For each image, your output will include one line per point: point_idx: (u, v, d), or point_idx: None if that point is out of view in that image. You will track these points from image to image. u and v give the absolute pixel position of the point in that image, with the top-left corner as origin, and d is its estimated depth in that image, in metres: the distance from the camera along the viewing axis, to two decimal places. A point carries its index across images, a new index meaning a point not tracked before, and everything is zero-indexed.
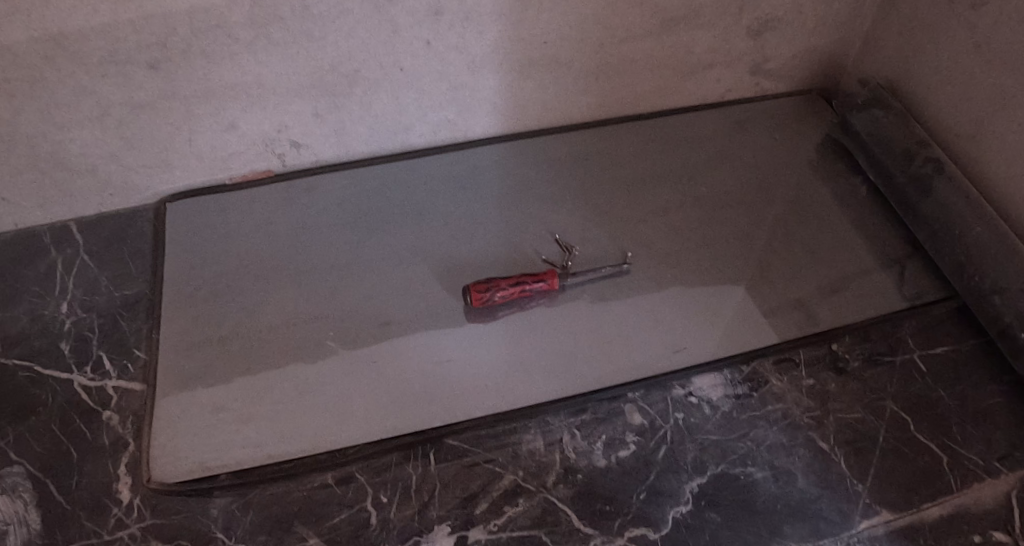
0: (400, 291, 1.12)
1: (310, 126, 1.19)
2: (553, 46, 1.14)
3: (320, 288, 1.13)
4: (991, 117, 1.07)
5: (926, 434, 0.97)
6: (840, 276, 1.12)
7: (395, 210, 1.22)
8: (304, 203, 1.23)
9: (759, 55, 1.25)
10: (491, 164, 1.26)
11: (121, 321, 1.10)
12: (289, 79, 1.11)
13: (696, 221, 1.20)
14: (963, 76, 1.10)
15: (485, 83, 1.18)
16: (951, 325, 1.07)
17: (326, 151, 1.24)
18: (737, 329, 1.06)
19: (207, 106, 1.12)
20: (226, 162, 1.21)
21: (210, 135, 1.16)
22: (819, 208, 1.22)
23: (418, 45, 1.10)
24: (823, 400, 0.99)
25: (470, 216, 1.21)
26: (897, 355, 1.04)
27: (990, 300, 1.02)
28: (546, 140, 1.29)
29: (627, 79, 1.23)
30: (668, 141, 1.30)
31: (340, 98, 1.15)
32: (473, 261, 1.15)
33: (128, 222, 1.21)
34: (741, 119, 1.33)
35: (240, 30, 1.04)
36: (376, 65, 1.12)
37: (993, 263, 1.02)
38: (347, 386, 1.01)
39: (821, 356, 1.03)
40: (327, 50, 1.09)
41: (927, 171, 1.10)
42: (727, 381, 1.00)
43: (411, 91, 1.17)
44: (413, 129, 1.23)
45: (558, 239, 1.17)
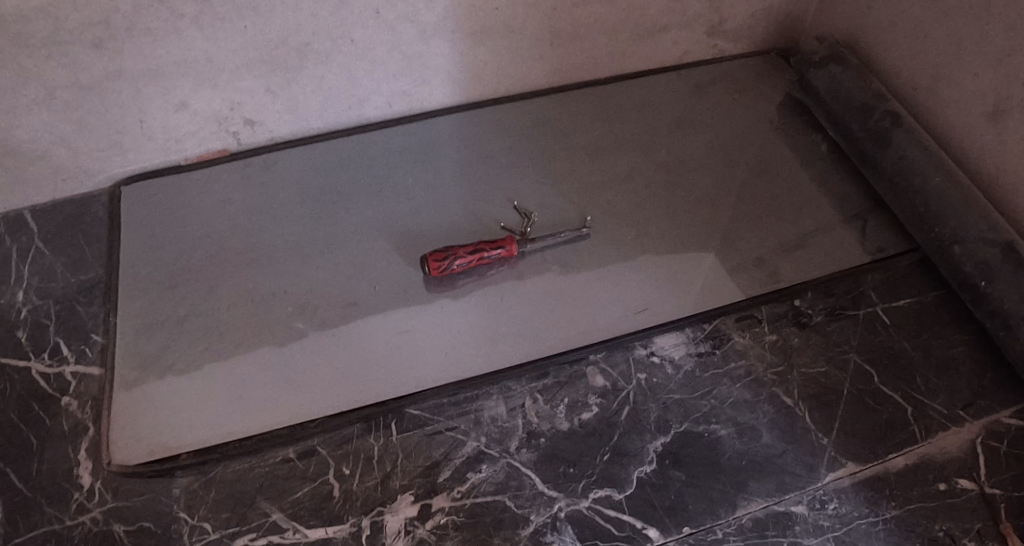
0: (361, 265, 1.11)
1: (263, 102, 1.17)
2: (506, 12, 1.13)
3: (279, 265, 1.11)
4: (946, 67, 1.06)
5: (890, 385, 0.98)
6: (802, 232, 1.12)
7: (354, 184, 1.20)
8: (261, 181, 1.21)
9: (715, 16, 1.24)
10: (449, 135, 1.25)
11: (78, 307, 1.08)
12: (238, 55, 1.09)
13: (658, 184, 1.20)
14: (917, 27, 1.09)
15: (439, 53, 1.16)
16: (912, 277, 1.07)
17: (282, 128, 1.22)
18: (699, 289, 1.05)
19: (157, 85, 1.10)
20: (180, 142, 1.19)
21: (161, 115, 1.14)
22: (781, 166, 1.21)
23: (368, 16, 1.09)
24: (786, 355, 0.99)
25: (430, 188, 1.20)
26: (860, 309, 1.03)
27: (951, 250, 1.01)
28: (505, 108, 1.28)
29: (583, 45, 1.22)
30: (628, 105, 1.29)
31: (291, 73, 1.14)
32: (434, 232, 1.14)
33: (83, 208, 1.19)
34: (700, 81, 1.31)
35: (184, 5, 1.02)
36: (326, 38, 1.10)
37: (953, 214, 1.02)
38: (307, 361, 1.00)
39: (784, 312, 1.03)
40: (274, 24, 1.07)
41: (885, 124, 1.10)
42: (690, 340, 1.00)
43: (364, 64, 1.15)
44: (368, 102, 1.22)
45: (517, 206, 1.16)
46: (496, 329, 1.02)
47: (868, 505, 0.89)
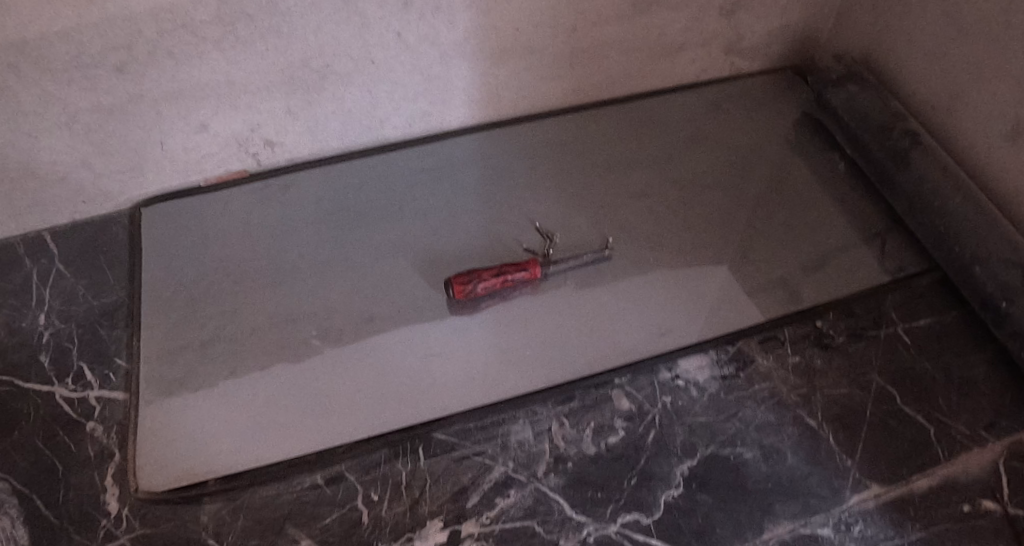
0: (382, 287, 1.11)
1: (283, 124, 1.17)
2: (526, 33, 1.13)
3: (301, 286, 1.12)
4: (965, 88, 1.07)
5: (912, 406, 0.98)
6: (822, 252, 1.12)
7: (374, 205, 1.21)
8: (280, 203, 1.21)
9: (732, 35, 1.24)
10: (467, 155, 1.25)
11: (100, 330, 1.08)
12: (260, 77, 1.10)
13: (676, 204, 1.20)
14: (936, 47, 1.10)
15: (458, 74, 1.17)
16: (932, 297, 1.08)
17: (301, 149, 1.22)
18: (721, 310, 1.06)
19: (178, 108, 1.10)
20: (200, 163, 1.19)
21: (182, 137, 1.14)
22: (798, 185, 1.22)
23: (389, 38, 1.09)
24: (809, 377, 0.99)
25: (449, 207, 1.20)
26: (881, 329, 1.04)
27: (972, 271, 1.02)
28: (522, 127, 1.28)
29: (601, 64, 1.22)
30: (645, 124, 1.29)
31: (312, 95, 1.14)
32: (454, 253, 1.14)
33: (104, 230, 1.19)
34: (716, 99, 1.32)
35: (207, 29, 1.02)
36: (347, 60, 1.10)
37: (973, 235, 1.03)
38: (328, 386, 1.01)
39: (806, 333, 1.03)
40: (296, 46, 1.07)
41: (904, 144, 1.10)
42: (713, 362, 1.00)
43: (384, 85, 1.15)
44: (387, 122, 1.22)
45: (538, 227, 1.17)
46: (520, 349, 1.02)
47: (893, 527, 0.89)
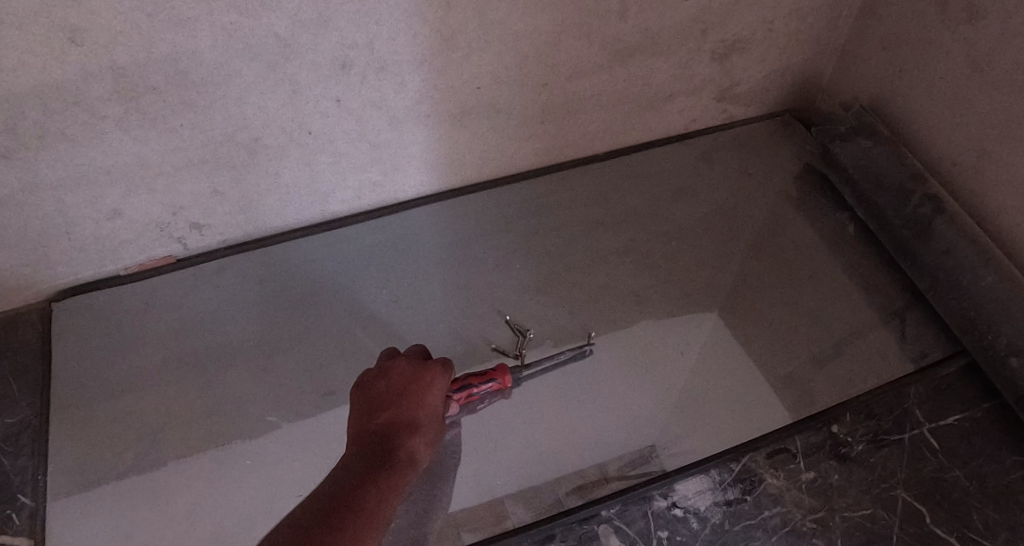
0: (335, 373, 1.03)
1: (211, 204, 1.01)
2: (489, 92, 0.99)
3: (243, 372, 1.02)
4: (995, 147, 0.92)
5: (945, 526, 0.84)
6: (833, 338, 1.00)
7: (328, 284, 1.10)
8: (220, 289, 1.08)
9: (726, 80, 1.11)
10: (430, 229, 1.13)
11: (2, 460, 0.93)
12: (178, 155, 0.94)
13: (664, 281, 1.08)
14: (961, 98, 0.95)
15: (413, 139, 1.02)
16: (961, 388, 0.94)
17: (237, 230, 1.07)
18: (722, 419, 0.94)
19: (83, 194, 0.94)
20: (118, 251, 1.03)
21: (92, 226, 0.98)
22: (804, 253, 1.09)
23: (327, 105, 0.94)
24: (826, 497, 0.86)
25: (412, 292, 1.09)
26: (906, 433, 0.91)
27: (1008, 362, 0.88)
28: (490, 195, 1.15)
29: (582, 119, 1.09)
30: (629, 181, 1.17)
31: (242, 171, 0.98)
32: (418, 346, 1.03)
33: (7, 331, 1.03)
34: (707, 151, 1.19)
35: (105, 106, 0.86)
36: (280, 131, 0.95)
37: (1008, 320, 0.89)
38: (278, 488, 0.94)
39: (821, 442, 0.90)
40: (216, 120, 0.92)
41: (926, 211, 0.97)
42: (716, 485, 0.87)
43: (327, 156, 1.00)
44: (333, 196, 1.07)
45: (509, 321, 1.04)
46: (491, 439, 0.91)
47: None
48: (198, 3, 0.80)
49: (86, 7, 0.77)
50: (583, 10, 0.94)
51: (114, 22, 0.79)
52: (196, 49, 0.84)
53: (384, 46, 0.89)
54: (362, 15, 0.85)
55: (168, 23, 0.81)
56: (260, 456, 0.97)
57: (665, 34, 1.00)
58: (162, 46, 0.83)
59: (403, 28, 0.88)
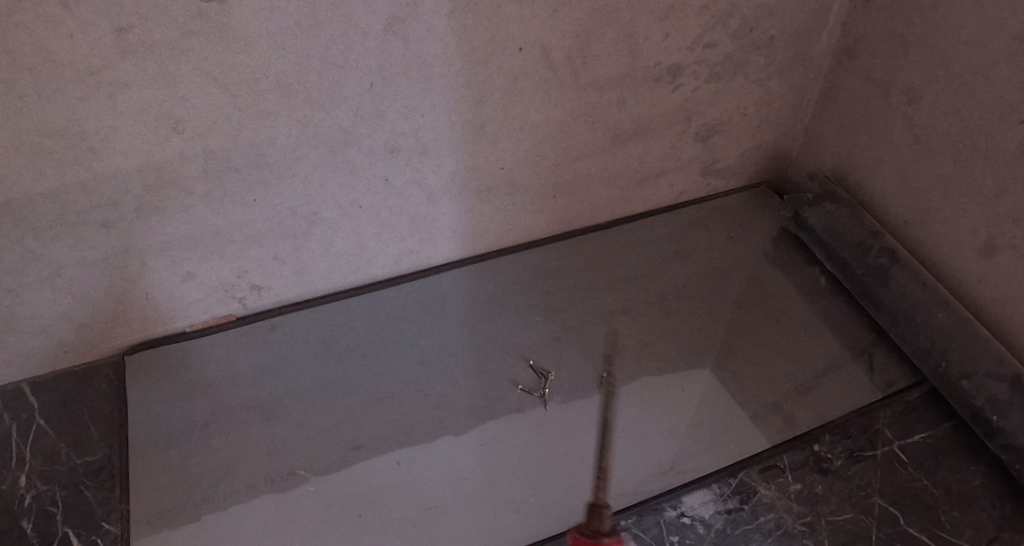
0: (365, 428, 1.13)
1: (271, 268, 1.18)
2: (510, 171, 1.19)
3: (282, 425, 1.13)
4: (938, 206, 1.11)
5: (917, 526, 0.97)
6: (812, 372, 1.16)
7: (362, 344, 1.23)
8: (268, 346, 1.22)
9: (708, 158, 1.32)
10: (456, 289, 1.29)
11: (86, 492, 1.04)
12: (248, 224, 1.11)
13: (663, 329, 1.24)
14: (904, 167, 1.15)
15: (446, 212, 1.21)
16: (924, 411, 1.09)
17: (290, 291, 1.24)
18: (720, 441, 1.07)
19: (164, 259, 1.10)
20: (186, 310, 1.19)
21: (167, 287, 1.14)
22: (782, 303, 1.26)
23: (376, 183, 1.13)
24: (813, 504, 0.99)
25: (437, 355, 1.21)
26: (878, 449, 1.05)
27: (960, 385, 1.04)
28: (508, 259, 1.33)
29: (582, 193, 1.28)
30: (626, 245, 1.35)
31: (299, 240, 1.16)
32: (443, 401, 1.16)
33: (84, 380, 1.16)
34: (693, 219, 1.38)
35: (194, 184, 1.03)
36: (335, 206, 1.13)
37: (958, 349, 1.05)
38: (335, 512, 1.04)
39: (804, 459, 1.04)
40: (283, 196, 1.09)
41: (884, 261, 1.15)
42: (717, 496, 1.01)
43: (373, 227, 1.18)
44: (375, 261, 1.25)
45: (533, 365, 1.19)
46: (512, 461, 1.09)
47: None
48: (281, 100, 0.99)
49: (190, 103, 0.96)
50: (589, 104, 1.15)
51: (211, 114, 0.98)
52: (274, 137, 1.03)
53: (427, 134, 1.09)
54: (410, 109, 1.06)
55: (254, 116, 1.00)
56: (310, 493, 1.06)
57: (656, 121, 1.21)
58: (247, 134, 1.01)
59: (443, 120, 1.09)
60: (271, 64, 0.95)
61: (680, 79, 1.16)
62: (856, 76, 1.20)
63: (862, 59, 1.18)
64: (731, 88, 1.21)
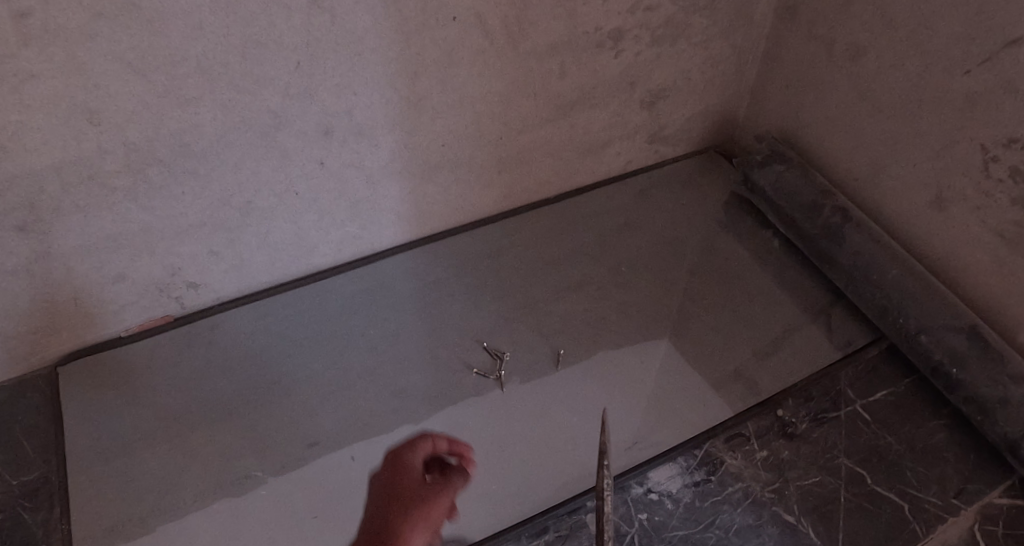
0: (320, 429, 1.08)
1: (206, 265, 1.12)
2: (452, 147, 1.14)
3: (232, 432, 1.07)
4: (887, 161, 1.10)
5: (884, 485, 0.98)
6: (771, 336, 1.14)
7: (308, 337, 1.18)
8: (210, 347, 1.16)
9: (655, 125, 1.29)
10: (405, 275, 1.24)
11: (23, 514, 0.98)
12: (179, 220, 1.05)
13: (620, 303, 1.21)
14: (852, 124, 1.14)
15: (387, 194, 1.16)
16: (884, 368, 1.09)
17: (230, 287, 1.17)
18: (683, 411, 1.05)
19: (91, 261, 1.03)
20: (120, 314, 1.12)
21: (97, 290, 1.07)
22: (738, 269, 1.24)
23: (312, 167, 1.07)
24: (780, 470, 0.98)
25: (390, 346, 1.16)
26: (841, 409, 1.04)
27: (918, 339, 1.04)
28: (456, 240, 1.28)
29: (529, 167, 1.24)
30: (577, 219, 1.31)
31: (234, 232, 1.10)
32: (399, 393, 1.11)
33: (14, 394, 1.09)
34: (644, 189, 1.36)
35: (116, 178, 0.97)
36: (270, 194, 1.07)
37: (914, 304, 1.05)
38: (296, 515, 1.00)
39: (769, 425, 1.02)
40: (213, 187, 1.03)
41: (836, 220, 1.13)
42: (684, 469, 0.98)
43: (311, 214, 1.12)
44: (317, 250, 1.19)
45: (486, 346, 1.15)
46: (468, 450, 1.04)
47: None
48: (202, 85, 0.93)
49: (104, 92, 0.89)
50: (530, 74, 1.10)
51: (128, 103, 0.91)
52: (198, 124, 0.96)
53: (362, 113, 1.04)
54: (342, 87, 1.00)
55: (174, 103, 0.93)
56: (264, 509, 1.00)
57: (600, 88, 1.17)
58: (169, 122, 0.95)
59: (379, 97, 1.03)
60: (188, 46, 0.89)
61: (622, 44, 1.13)
62: (799, 33, 1.17)
63: (805, 16, 1.15)
64: (675, 51, 1.18)
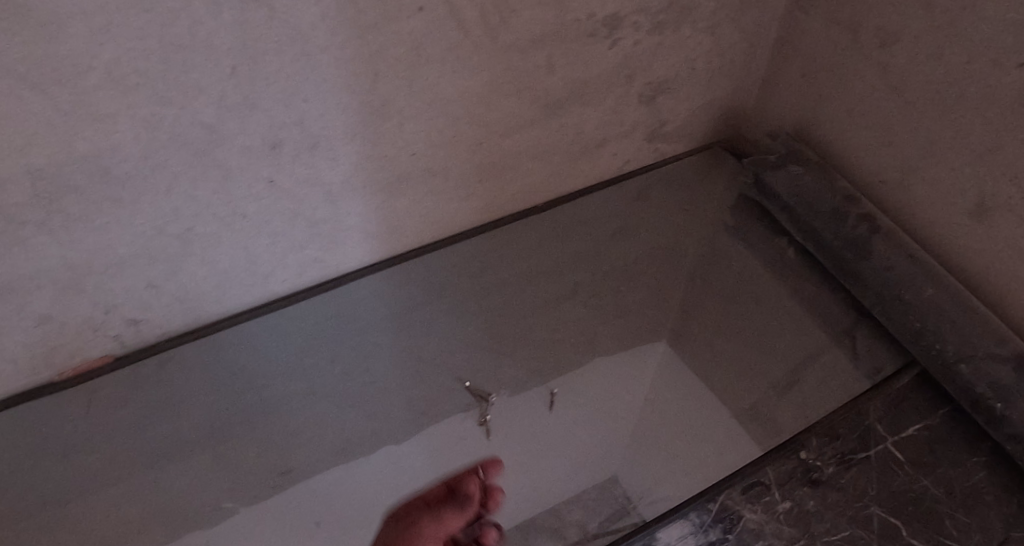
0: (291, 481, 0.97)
1: (146, 299, 0.97)
2: (424, 157, 0.99)
3: (188, 473, 0.97)
4: (921, 164, 0.97)
5: (921, 537, 0.87)
6: (791, 363, 1.02)
7: (271, 376, 1.06)
8: (162, 390, 1.03)
9: (655, 121, 1.14)
10: (379, 305, 1.11)
11: None
12: (106, 252, 0.89)
13: (619, 328, 1.09)
14: (881, 121, 1.00)
15: (352, 212, 1.00)
16: (916, 398, 0.97)
17: (176, 321, 1.02)
18: (696, 457, 0.94)
19: (4, 305, 0.88)
20: (47, 359, 0.96)
21: (15, 336, 0.91)
22: (748, 285, 1.12)
23: (260, 186, 0.92)
24: (805, 524, 0.87)
25: (363, 383, 1.05)
26: (871, 449, 0.93)
27: (958, 369, 0.92)
28: (436, 257, 1.13)
29: (514, 174, 1.09)
30: (569, 229, 1.18)
31: (175, 263, 0.94)
32: (373, 439, 1.00)
33: None
34: (643, 191, 1.22)
35: (24, 211, 0.81)
36: (212, 218, 0.92)
37: (953, 329, 0.92)
38: None
39: (792, 470, 0.91)
40: (145, 213, 0.88)
41: (863, 231, 1.00)
42: (697, 527, 0.87)
43: (263, 238, 0.97)
44: (274, 276, 1.03)
45: (469, 387, 1.03)
46: None
47: None
48: (118, 98, 0.77)
49: None
50: (512, 70, 0.95)
51: (26, 123, 0.75)
52: (118, 144, 0.81)
53: (316, 123, 0.89)
54: (290, 93, 0.85)
55: (85, 120, 0.78)
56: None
57: (593, 83, 1.02)
58: (80, 144, 0.79)
59: (334, 103, 0.88)
60: (95, 53, 0.73)
61: (618, 32, 0.97)
62: (819, 15, 1.02)
63: None
64: (678, 38, 1.02)
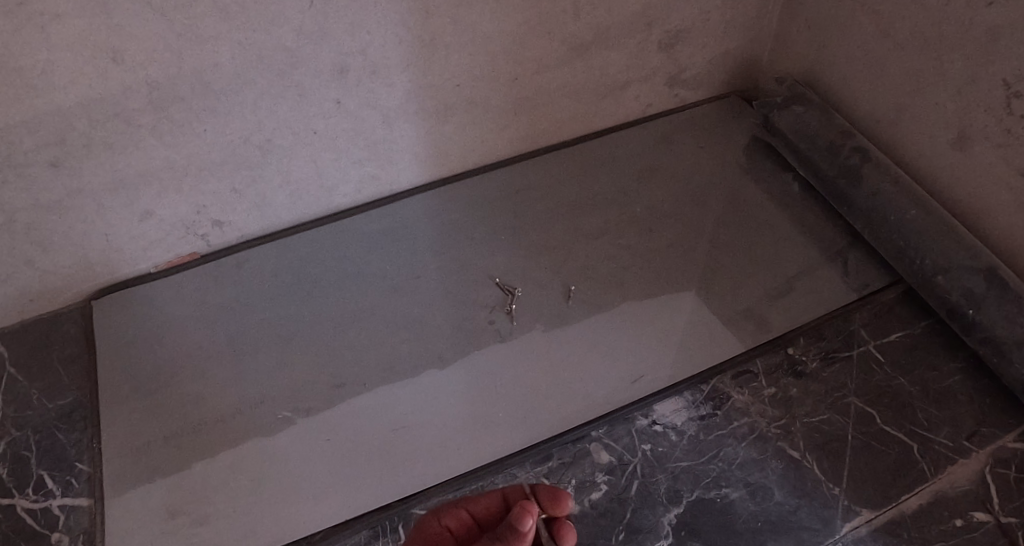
0: (344, 359, 1.09)
1: (230, 202, 1.15)
2: (467, 88, 1.15)
3: (261, 365, 1.09)
4: (908, 99, 1.08)
5: (893, 425, 0.97)
6: (786, 275, 1.15)
7: (328, 275, 1.19)
8: (236, 282, 1.18)
9: (673, 67, 1.29)
10: (423, 216, 1.26)
11: (59, 435, 1.02)
12: (202, 156, 1.07)
13: (637, 242, 1.21)
14: (874, 63, 1.11)
15: (403, 135, 1.18)
16: (900, 310, 1.08)
17: (255, 225, 1.20)
18: (695, 347, 1.06)
19: (119, 198, 1.06)
20: (148, 250, 1.15)
21: (126, 226, 1.10)
22: (755, 211, 1.24)
23: (329, 106, 1.09)
24: (787, 407, 0.99)
25: (410, 285, 1.17)
26: (853, 350, 1.04)
27: (935, 280, 1.02)
28: (476, 180, 1.30)
29: (544, 110, 1.25)
30: (598, 162, 1.32)
31: (257, 170, 1.12)
32: (416, 325, 1.13)
33: (52, 326, 1.13)
34: (664, 133, 1.35)
35: (141, 116, 0.99)
36: (287, 132, 1.10)
37: (931, 245, 1.03)
38: (306, 437, 1.01)
39: (779, 362, 1.04)
40: (234, 124, 1.05)
41: (855, 161, 1.12)
42: (689, 403, 1.00)
43: (330, 152, 1.15)
44: (338, 189, 1.22)
45: (498, 282, 1.17)
46: (478, 380, 1.06)
47: None
48: (219, 24, 0.95)
49: (126, 31, 0.90)
50: (544, 13, 1.10)
51: (150, 42, 0.92)
52: (217, 62, 0.98)
53: (376, 52, 1.05)
54: (356, 26, 1.01)
55: (193, 42, 0.95)
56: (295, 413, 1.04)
57: (614, 29, 1.17)
58: (189, 61, 0.96)
59: (392, 35, 1.04)
60: None
61: None
62: None
63: None
64: None
